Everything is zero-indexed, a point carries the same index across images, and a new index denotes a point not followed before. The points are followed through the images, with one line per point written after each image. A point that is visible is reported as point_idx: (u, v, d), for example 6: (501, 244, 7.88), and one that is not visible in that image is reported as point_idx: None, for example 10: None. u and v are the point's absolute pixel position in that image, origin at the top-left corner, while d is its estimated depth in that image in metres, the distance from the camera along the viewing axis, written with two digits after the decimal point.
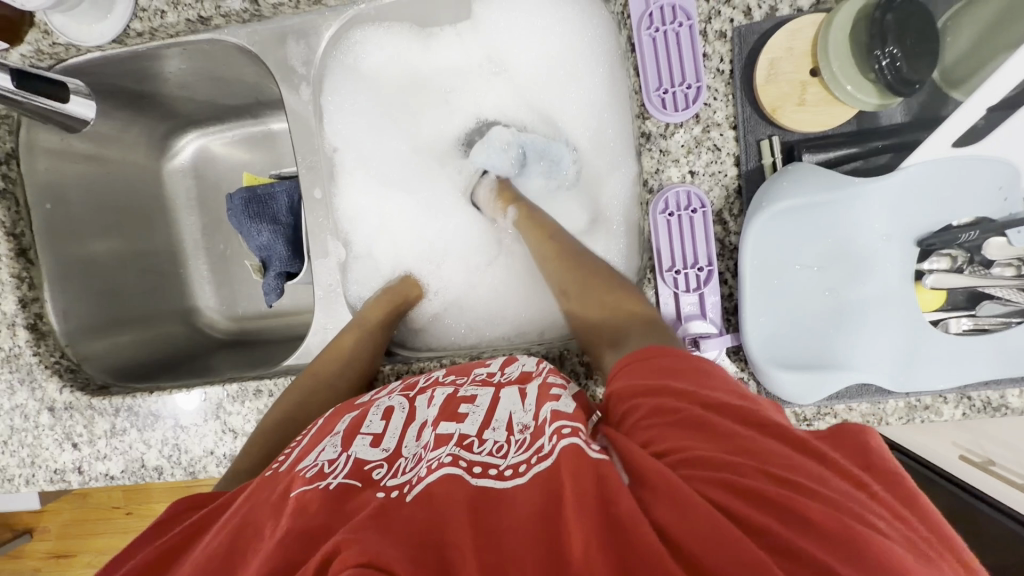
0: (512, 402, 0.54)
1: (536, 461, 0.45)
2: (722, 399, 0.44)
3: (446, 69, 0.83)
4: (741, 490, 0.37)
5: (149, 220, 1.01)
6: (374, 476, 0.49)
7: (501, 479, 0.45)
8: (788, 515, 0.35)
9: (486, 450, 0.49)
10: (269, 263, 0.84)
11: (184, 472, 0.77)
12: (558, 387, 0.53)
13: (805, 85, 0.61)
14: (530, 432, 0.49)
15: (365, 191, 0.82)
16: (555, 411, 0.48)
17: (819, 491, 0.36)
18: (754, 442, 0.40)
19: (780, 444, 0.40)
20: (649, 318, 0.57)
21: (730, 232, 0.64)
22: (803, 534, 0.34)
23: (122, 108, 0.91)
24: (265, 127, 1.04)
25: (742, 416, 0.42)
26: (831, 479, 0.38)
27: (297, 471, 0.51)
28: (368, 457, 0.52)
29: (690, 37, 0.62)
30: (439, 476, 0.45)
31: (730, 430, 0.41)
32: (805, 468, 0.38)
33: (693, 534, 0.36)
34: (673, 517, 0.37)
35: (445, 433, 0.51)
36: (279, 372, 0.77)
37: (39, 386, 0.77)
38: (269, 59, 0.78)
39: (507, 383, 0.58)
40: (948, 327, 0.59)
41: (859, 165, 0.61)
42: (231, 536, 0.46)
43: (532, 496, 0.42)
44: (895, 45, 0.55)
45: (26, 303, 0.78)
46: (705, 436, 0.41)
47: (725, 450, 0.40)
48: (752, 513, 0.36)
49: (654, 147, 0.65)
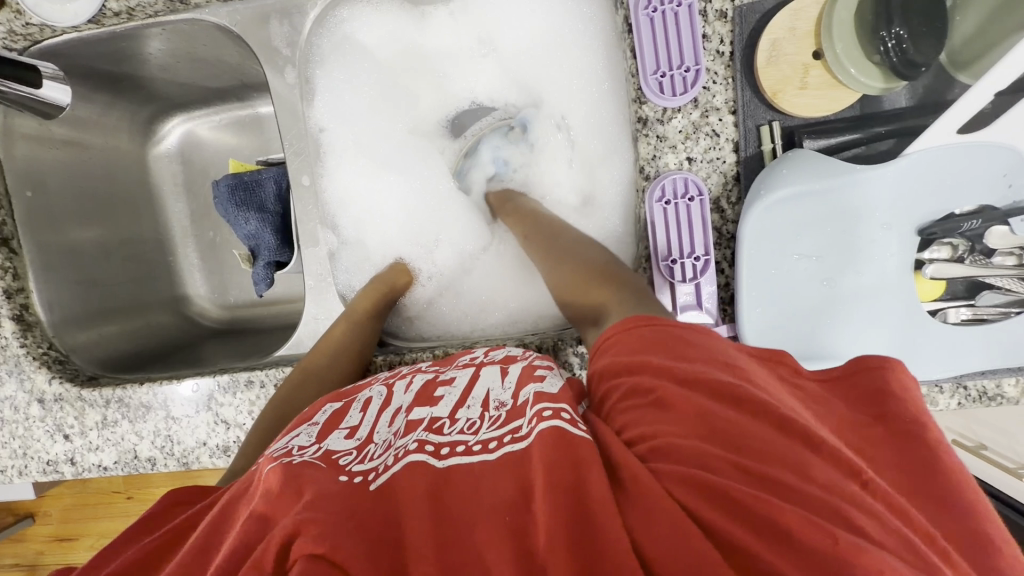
0: (491, 380, 0.55)
1: (511, 441, 0.45)
2: (706, 372, 0.41)
3: (437, 50, 0.80)
4: (704, 484, 0.35)
5: (134, 207, 0.99)
6: (341, 461, 0.48)
7: (470, 454, 0.45)
8: (756, 515, 0.33)
9: (457, 428, 0.49)
10: (258, 253, 0.82)
11: (178, 462, 0.76)
12: (542, 367, 0.54)
13: (807, 68, 0.58)
14: (505, 410, 0.50)
15: (355, 175, 0.80)
16: (538, 392, 0.49)
17: (794, 488, 0.34)
18: (730, 426, 0.38)
19: (764, 425, 0.37)
20: (634, 285, 0.54)
21: (727, 220, 0.63)
22: (771, 536, 0.32)
23: (102, 91, 0.88)
24: (253, 111, 1.01)
25: (724, 394, 0.39)
26: (812, 469, 0.35)
27: (266, 454, 0.49)
28: (338, 447, 0.50)
29: (688, 17, 0.59)
30: (406, 464, 0.45)
31: (705, 410, 0.39)
32: (785, 455, 0.36)
33: (658, 536, 0.34)
34: (638, 516, 0.36)
35: (417, 418, 0.53)
36: (270, 362, 0.77)
37: (27, 377, 0.76)
38: (252, 39, 0.75)
39: (487, 363, 0.59)
40: (946, 316, 0.59)
41: (861, 152, 0.59)
42: (209, 527, 0.45)
43: (503, 481, 0.42)
44: (901, 26, 0.55)
45: (11, 294, 0.77)
46: (679, 420, 0.39)
47: (701, 437, 0.38)
48: (716, 512, 0.34)
49: (651, 133, 0.63)
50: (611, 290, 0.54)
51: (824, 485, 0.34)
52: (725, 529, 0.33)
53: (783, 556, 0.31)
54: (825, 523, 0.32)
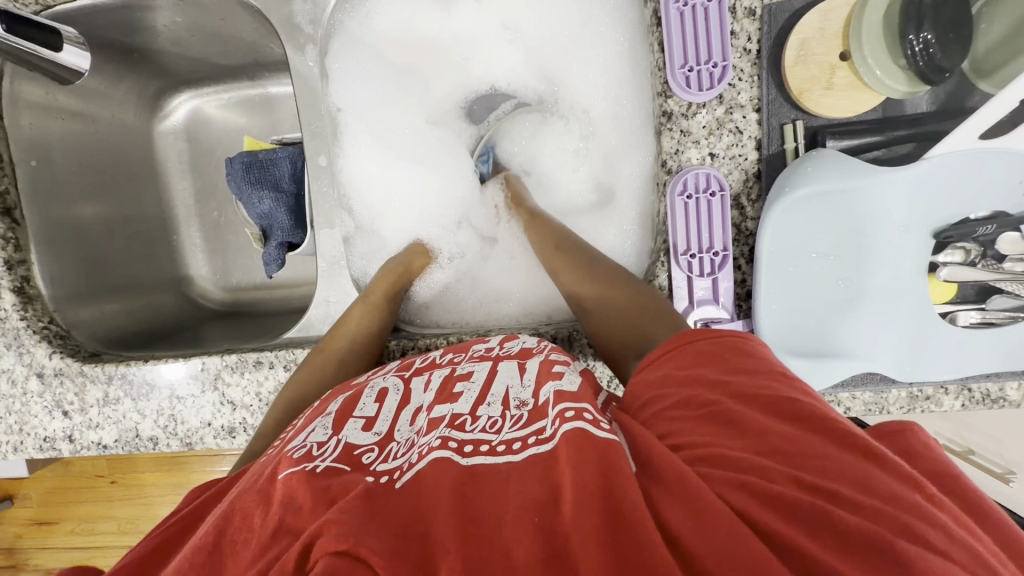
0: (510, 375, 0.55)
1: (535, 442, 0.45)
2: (764, 392, 0.41)
3: (458, 36, 0.80)
4: (756, 489, 0.35)
5: (138, 183, 0.97)
6: (364, 460, 0.49)
7: (493, 454, 0.45)
8: (818, 522, 0.33)
9: (479, 426, 0.49)
10: (270, 233, 0.81)
11: (180, 442, 0.75)
12: (561, 365, 0.54)
13: (834, 68, 0.59)
14: (527, 409, 0.49)
15: (368, 155, 0.79)
16: (560, 391, 0.49)
17: (856, 499, 0.34)
18: (785, 440, 0.37)
19: (820, 438, 0.37)
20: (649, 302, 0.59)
21: (746, 217, 0.64)
22: (831, 542, 0.32)
23: (111, 62, 0.86)
24: (263, 91, 1.00)
25: (781, 410, 0.39)
26: (879, 482, 0.34)
27: (285, 454, 0.50)
28: (358, 441, 0.51)
29: (718, 12, 0.60)
30: (430, 461, 0.45)
31: (758, 425, 0.39)
32: (844, 470, 0.35)
33: (702, 539, 0.34)
34: (684, 517, 0.35)
35: (438, 415, 0.52)
36: (280, 344, 0.75)
37: (27, 351, 0.74)
38: (273, 16, 0.73)
39: (505, 357, 0.58)
40: (955, 319, 0.60)
41: (881, 155, 0.60)
42: (221, 522, 0.44)
43: (528, 480, 0.41)
44: (930, 30, 0.55)
45: (12, 266, 0.75)
46: (732, 434, 0.39)
47: (752, 450, 0.38)
48: (770, 516, 0.34)
49: (675, 127, 0.63)
50: (662, 324, 0.56)
51: (890, 499, 0.33)
52: (780, 530, 0.33)
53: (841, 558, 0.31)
54: (876, 529, 0.32)
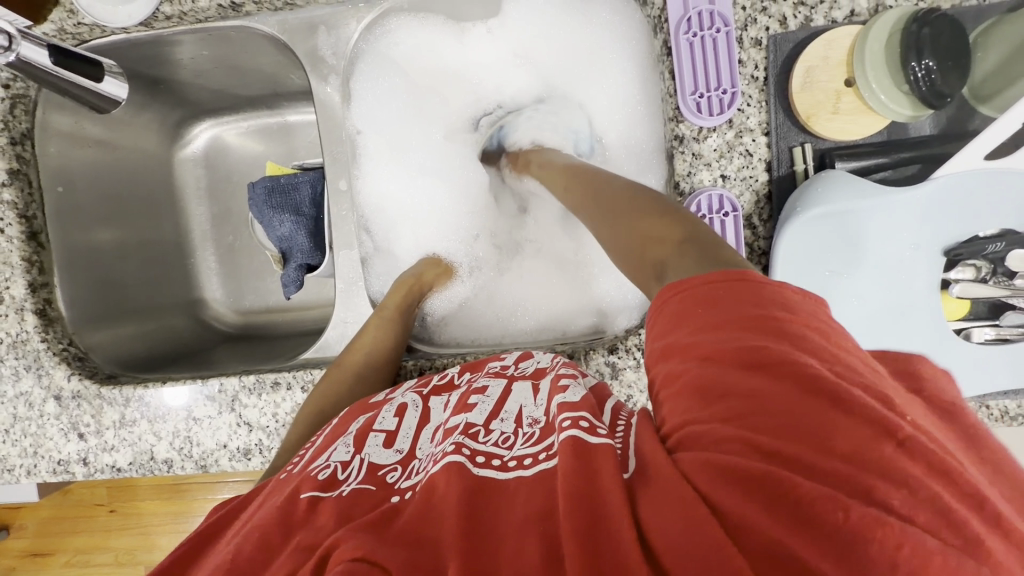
0: (523, 397, 0.54)
1: (544, 457, 0.44)
2: (738, 343, 0.36)
3: (475, 64, 0.84)
4: (729, 470, 0.34)
5: (157, 209, 1.00)
6: (388, 479, 0.50)
7: (504, 470, 0.45)
8: (782, 501, 0.32)
9: (492, 440, 0.49)
10: (290, 255, 0.83)
11: (195, 465, 0.74)
12: (568, 377, 0.52)
13: (839, 93, 0.62)
14: (540, 426, 0.49)
15: (388, 177, 0.82)
16: (561, 403, 0.47)
17: (821, 467, 0.32)
18: (757, 409, 0.34)
19: (799, 399, 0.34)
20: (661, 212, 0.49)
21: (759, 237, 0.65)
22: (789, 521, 0.31)
23: (137, 92, 0.89)
24: (282, 119, 1.03)
25: (753, 363, 0.35)
26: (844, 445, 0.32)
27: (308, 473, 0.50)
28: (381, 461, 0.52)
29: (726, 42, 0.63)
30: (443, 464, 0.45)
31: (735, 387, 0.35)
32: (815, 436, 0.33)
33: (671, 539, 0.34)
34: (660, 515, 0.35)
35: (453, 425, 0.52)
36: (297, 365, 0.76)
37: (45, 373, 0.75)
38: (299, 49, 0.78)
39: (519, 378, 0.57)
40: (970, 335, 0.61)
41: (887, 175, 0.62)
42: (246, 531, 0.46)
43: (529, 491, 0.42)
44: (931, 58, 0.56)
45: (35, 288, 0.76)
46: (703, 402, 0.36)
47: (727, 421, 0.35)
48: (732, 498, 0.33)
49: (687, 150, 0.65)
50: (672, 242, 0.46)
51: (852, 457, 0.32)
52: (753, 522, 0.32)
53: (808, 540, 0.30)
54: (846, 501, 0.31)
